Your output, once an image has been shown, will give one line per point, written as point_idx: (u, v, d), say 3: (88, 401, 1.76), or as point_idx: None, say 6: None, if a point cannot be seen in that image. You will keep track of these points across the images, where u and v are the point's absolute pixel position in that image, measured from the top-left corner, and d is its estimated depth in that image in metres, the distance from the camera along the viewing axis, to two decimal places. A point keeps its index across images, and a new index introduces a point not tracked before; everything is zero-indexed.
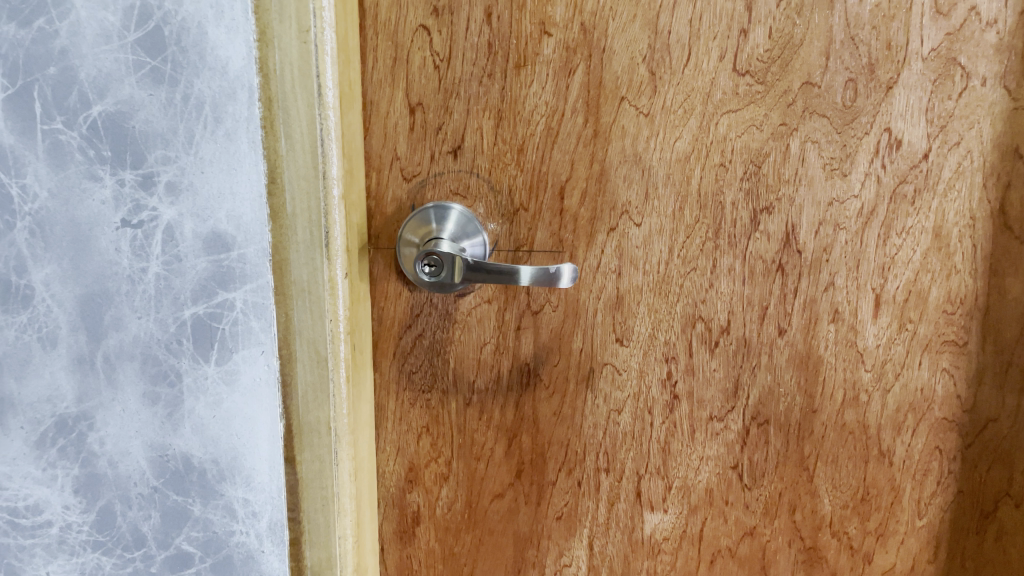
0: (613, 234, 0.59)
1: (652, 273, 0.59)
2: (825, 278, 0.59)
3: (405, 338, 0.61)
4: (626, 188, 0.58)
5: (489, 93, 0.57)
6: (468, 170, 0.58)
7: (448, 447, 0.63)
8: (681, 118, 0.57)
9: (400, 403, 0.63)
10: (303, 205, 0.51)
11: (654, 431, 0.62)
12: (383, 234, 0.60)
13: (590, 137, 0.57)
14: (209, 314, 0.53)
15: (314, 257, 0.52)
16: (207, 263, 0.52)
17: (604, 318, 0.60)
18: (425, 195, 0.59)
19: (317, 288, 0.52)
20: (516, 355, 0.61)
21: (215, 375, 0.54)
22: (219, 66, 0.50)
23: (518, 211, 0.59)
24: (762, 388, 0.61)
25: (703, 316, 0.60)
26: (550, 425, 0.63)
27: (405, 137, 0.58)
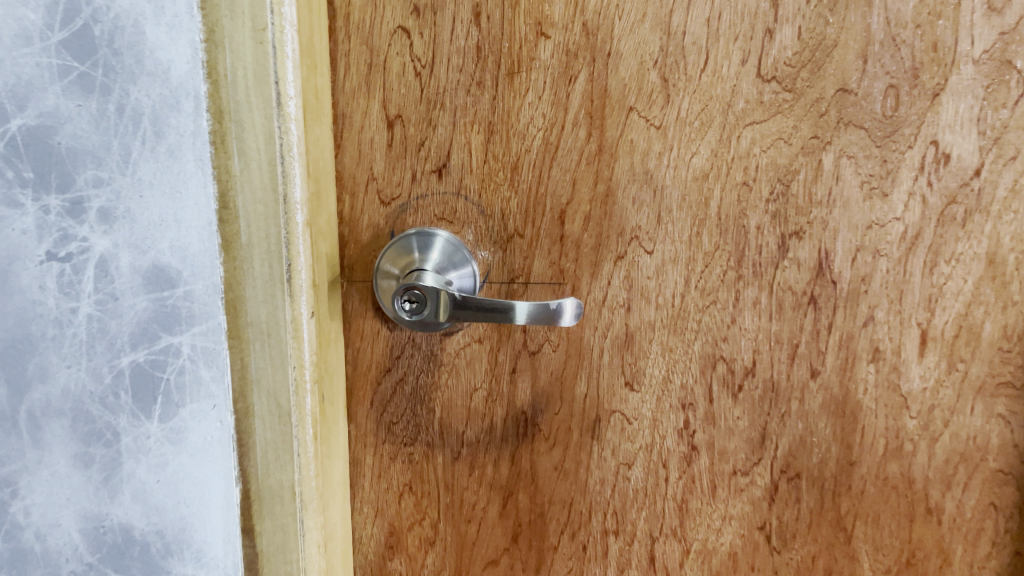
0: (621, 263, 0.51)
1: (665, 307, 0.52)
2: (863, 311, 0.51)
3: (385, 384, 0.54)
4: (635, 211, 0.51)
5: (478, 103, 0.49)
6: (456, 192, 0.51)
7: (434, 507, 0.56)
8: (698, 131, 0.50)
9: (379, 457, 0.55)
10: (260, 234, 0.44)
11: (669, 487, 0.55)
12: (358, 265, 0.52)
13: (594, 153, 0.50)
14: (152, 362, 0.45)
15: (274, 295, 0.44)
16: (147, 302, 0.44)
17: (611, 359, 0.53)
18: (406, 220, 0.52)
19: (278, 331, 0.45)
20: (510, 402, 0.54)
21: (159, 434, 0.46)
22: (159, 72, 0.42)
23: (512, 238, 0.52)
24: (792, 437, 0.54)
25: (724, 356, 0.52)
26: (551, 481, 0.55)
27: (382, 155, 0.51)
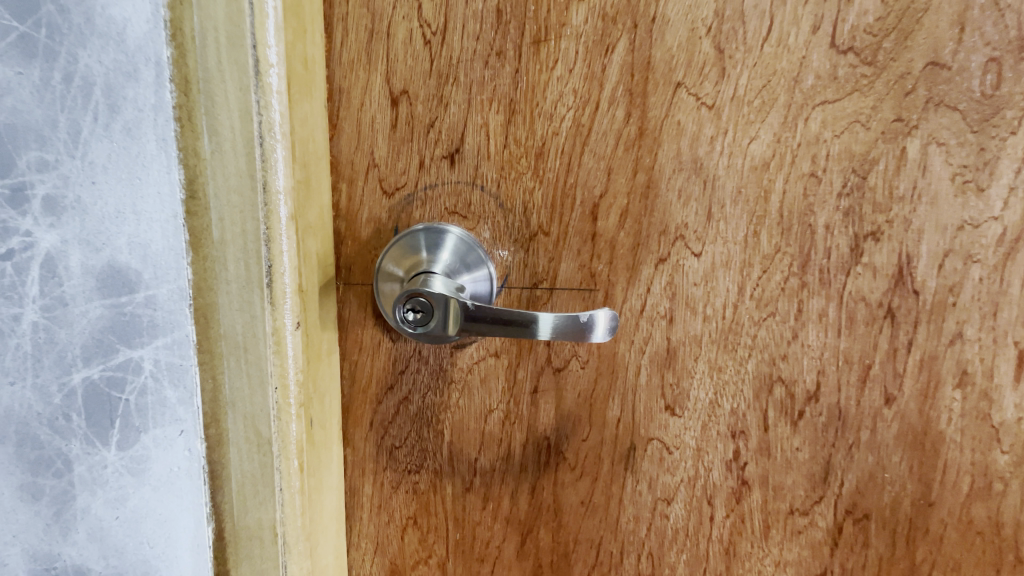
0: (663, 267, 0.44)
1: (714, 320, 0.44)
2: (950, 328, 0.43)
3: (386, 403, 0.47)
4: (681, 207, 0.43)
5: (498, 77, 0.42)
6: (470, 182, 0.44)
7: (442, 544, 0.49)
8: (758, 112, 0.42)
9: (380, 486, 0.48)
10: (235, 229, 0.37)
11: (714, 528, 0.48)
12: (356, 266, 0.45)
13: (634, 137, 0.43)
14: (108, 380, 0.37)
15: (251, 302, 0.37)
16: (102, 309, 0.37)
17: (650, 379, 0.45)
18: (413, 214, 0.44)
19: (256, 344, 0.38)
20: (531, 426, 0.46)
21: (117, 464, 0.38)
22: (114, 32, 0.34)
23: (536, 235, 0.44)
24: (860, 472, 0.46)
25: (783, 377, 0.45)
26: (577, 517, 0.48)
27: (385, 137, 0.43)
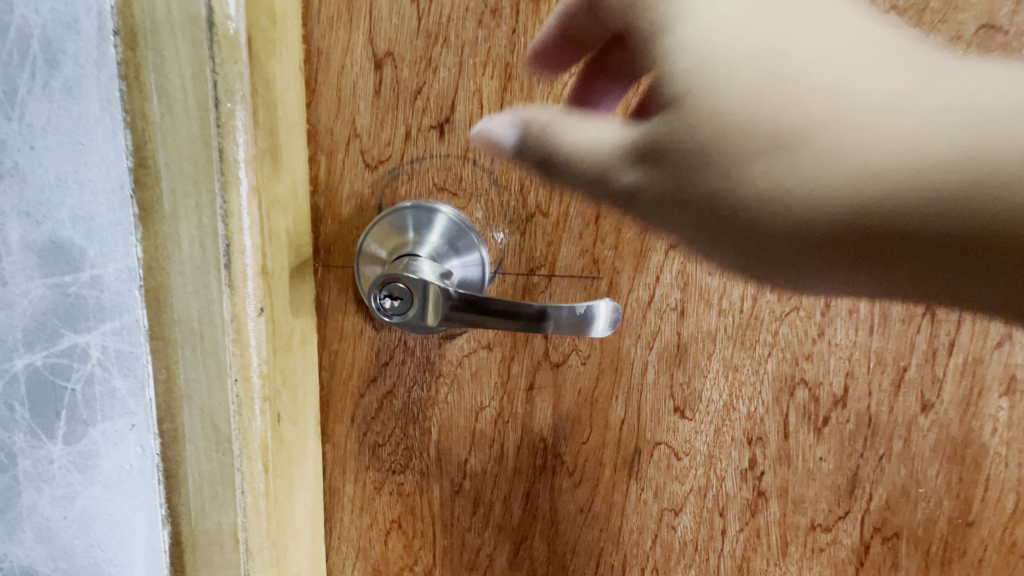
0: (674, 253, 0.39)
1: (731, 314, 0.40)
2: (998, 327, 0.39)
3: (369, 397, 0.43)
4: None
5: (494, 38, 0.37)
6: (461, 155, 0.39)
7: (428, 550, 0.45)
8: None
9: (361, 486, 0.44)
10: (189, 202, 0.32)
11: (726, 542, 0.44)
12: (336, 247, 0.41)
13: None
14: (51, 367, 0.34)
15: (208, 284, 0.33)
16: (44, 289, 0.34)
17: (658, 378, 0.41)
18: (398, 190, 0.40)
19: (214, 331, 0.34)
20: (527, 426, 0.42)
21: (63, 459, 0.35)
22: None
23: (533, 216, 0.40)
24: (892, 487, 0.42)
25: (807, 380, 0.40)
26: (576, 526, 0.44)
27: (368, 105, 0.39)
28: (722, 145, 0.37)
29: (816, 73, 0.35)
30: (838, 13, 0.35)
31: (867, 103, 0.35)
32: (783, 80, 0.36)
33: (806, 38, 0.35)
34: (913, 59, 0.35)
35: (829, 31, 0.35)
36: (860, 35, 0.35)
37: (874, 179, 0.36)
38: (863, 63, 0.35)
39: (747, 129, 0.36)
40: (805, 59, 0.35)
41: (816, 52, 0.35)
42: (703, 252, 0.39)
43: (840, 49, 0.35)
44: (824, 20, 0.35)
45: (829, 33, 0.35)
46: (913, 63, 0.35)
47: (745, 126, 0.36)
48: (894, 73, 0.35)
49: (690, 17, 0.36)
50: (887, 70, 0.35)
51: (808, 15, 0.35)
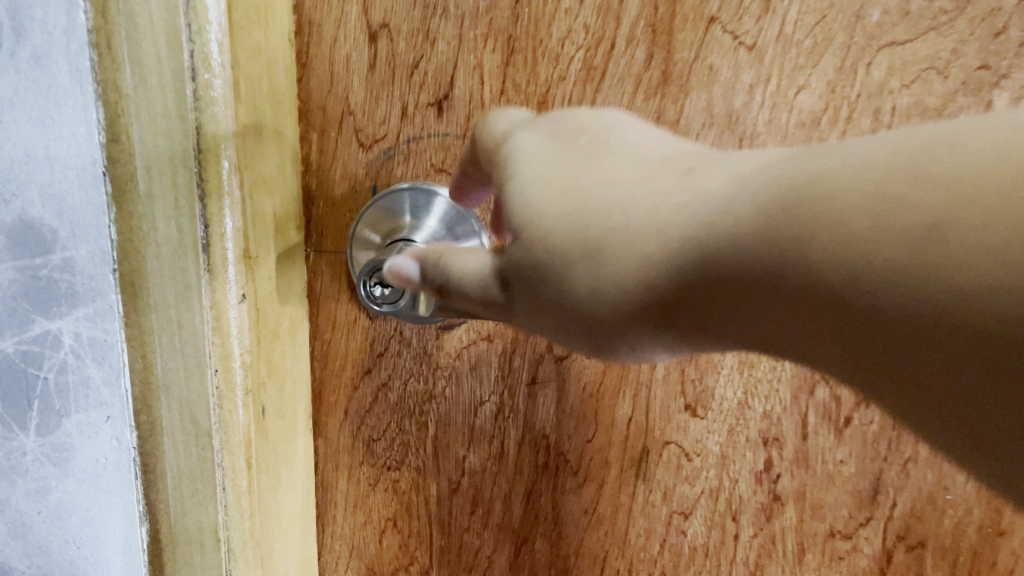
0: None
1: None
2: None
3: (363, 389, 0.41)
4: None
5: (497, 9, 0.35)
6: (460, 134, 0.37)
7: (424, 551, 0.43)
8: (808, 55, 0.34)
9: (355, 483, 0.42)
10: (164, 181, 0.30)
11: (738, 548, 0.41)
12: (329, 231, 0.39)
13: (656, 84, 0.35)
14: (21, 354, 0.32)
15: (184, 268, 0.31)
16: (12, 272, 0.30)
17: (668, 374, 0.39)
18: (394, 171, 0.38)
19: (192, 318, 0.32)
20: (528, 422, 0.40)
21: (36, 451, 0.33)
22: None
23: None
24: (918, 492, 0.39)
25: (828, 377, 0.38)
26: (579, 528, 0.42)
27: (361, 80, 0.37)
28: (592, 276, 0.22)
29: (611, 187, 0.22)
30: (622, 124, 0.25)
31: (650, 208, 0.21)
32: (782, 208, 0.18)
33: (614, 170, 0.22)
34: (771, 168, 0.19)
35: (629, 153, 0.23)
36: (728, 177, 0.20)
37: (717, 330, 0.20)
38: (701, 191, 0.20)
39: (641, 283, 0.21)
40: (616, 195, 0.22)
41: (621, 190, 0.22)
42: (604, 352, 0.23)
43: (633, 161, 0.22)
44: (619, 156, 0.23)
45: (631, 169, 0.22)
46: (721, 170, 0.20)
47: (613, 260, 0.21)
48: (851, 166, 0.17)
49: (530, 154, 0.24)
50: (810, 193, 0.17)
51: (614, 146, 0.23)
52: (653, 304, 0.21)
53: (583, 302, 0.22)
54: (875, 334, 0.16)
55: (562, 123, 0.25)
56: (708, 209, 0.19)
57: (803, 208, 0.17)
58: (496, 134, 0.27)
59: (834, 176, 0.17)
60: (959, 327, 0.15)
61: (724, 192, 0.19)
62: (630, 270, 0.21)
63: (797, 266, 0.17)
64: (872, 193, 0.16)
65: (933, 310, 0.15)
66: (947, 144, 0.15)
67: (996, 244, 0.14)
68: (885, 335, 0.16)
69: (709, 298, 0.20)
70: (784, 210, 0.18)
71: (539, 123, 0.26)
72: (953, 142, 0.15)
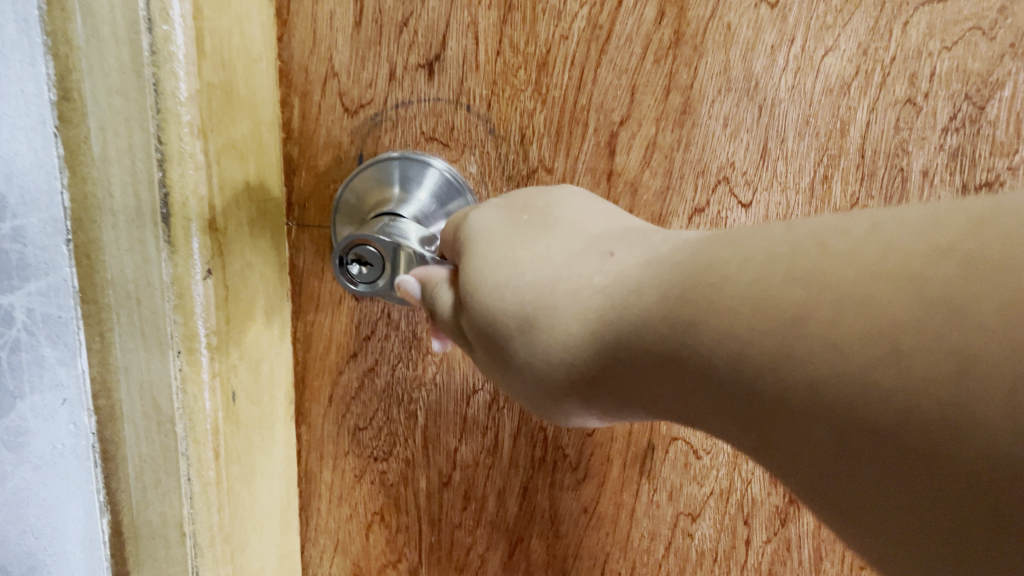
0: (700, 220, 0.34)
1: None
2: None
3: (349, 374, 0.38)
4: (727, 139, 0.33)
5: None
6: (452, 99, 0.34)
7: (413, 547, 0.40)
8: (838, 13, 0.31)
9: (340, 474, 0.39)
10: (119, 142, 0.28)
11: (750, 553, 0.38)
12: (312, 203, 0.36)
13: (668, 45, 0.32)
14: None
15: (143, 239, 0.29)
16: None
17: None
18: (382, 139, 0.35)
19: (152, 294, 0.29)
20: (524, 413, 0.37)
21: None
22: None
23: (535, 172, 0.35)
24: None
25: None
26: (578, 529, 0.39)
27: (346, 38, 0.34)
28: (527, 346, 0.23)
29: (541, 265, 0.23)
30: (569, 203, 0.26)
31: (576, 291, 0.22)
32: (686, 297, 0.19)
33: (549, 248, 0.24)
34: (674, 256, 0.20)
35: (569, 233, 0.25)
36: (640, 262, 0.21)
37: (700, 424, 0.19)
38: (616, 274, 0.22)
39: (565, 356, 0.22)
40: (544, 273, 0.23)
41: (550, 267, 0.23)
42: (548, 414, 0.25)
43: (567, 245, 0.24)
44: (558, 235, 0.25)
45: (559, 249, 0.24)
46: (638, 253, 0.22)
47: (543, 333, 0.22)
48: (742, 261, 0.18)
49: (484, 225, 0.26)
50: (712, 289, 0.18)
51: (557, 225, 0.25)
52: (578, 379, 0.22)
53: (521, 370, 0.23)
54: (768, 422, 0.17)
55: (515, 199, 0.27)
56: (618, 292, 0.21)
57: (702, 297, 0.18)
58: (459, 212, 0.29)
59: (726, 268, 0.18)
60: (831, 421, 0.15)
61: (637, 275, 0.21)
62: (555, 343, 0.22)
63: (692, 351, 0.18)
64: (753, 292, 0.17)
65: (808, 402, 0.16)
66: (820, 252, 0.16)
67: (847, 341, 0.15)
68: (814, 443, 0.16)
69: (621, 373, 0.21)
70: (682, 300, 0.19)
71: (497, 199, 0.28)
72: (825, 246, 0.16)
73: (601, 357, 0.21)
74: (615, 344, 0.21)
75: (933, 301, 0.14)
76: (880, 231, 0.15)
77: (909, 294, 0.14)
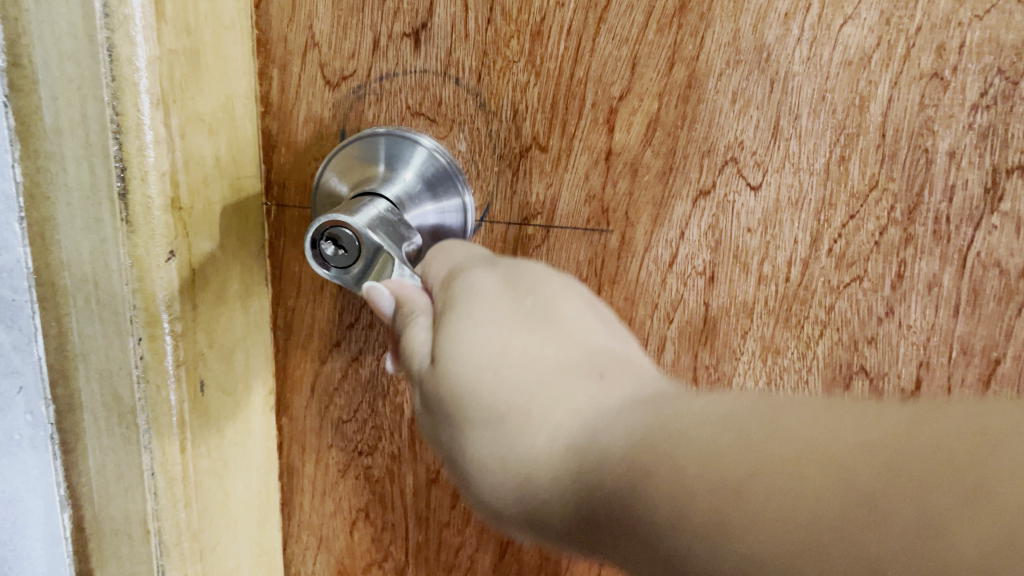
0: (705, 203, 0.32)
1: (774, 282, 0.32)
2: None
3: (331, 363, 0.36)
4: (735, 116, 0.31)
5: None
6: (439, 72, 0.32)
7: (400, 546, 0.38)
8: None
9: (323, 468, 0.38)
10: (73, 112, 0.26)
11: None
12: (292, 182, 0.34)
13: (671, 13, 0.30)
14: None
15: (99, 218, 0.27)
16: None
17: (678, 360, 0.34)
18: (365, 113, 0.33)
19: (110, 276, 0.27)
20: None
21: None
22: None
23: (529, 150, 0.32)
24: None
25: (867, 368, 0.32)
26: None
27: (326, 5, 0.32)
28: (491, 451, 0.20)
29: (527, 364, 0.20)
30: (574, 304, 0.24)
31: (554, 406, 0.19)
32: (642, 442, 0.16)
33: (540, 348, 0.21)
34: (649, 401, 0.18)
35: (567, 337, 0.22)
36: (627, 397, 0.19)
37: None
38: (601, 402, 0.19)
39: (525, 477, 0.19)
40: (525, 376, 0.20)
41: (538, 370, 0.20)
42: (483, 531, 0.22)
43: (561, 350, 0.21)
44: (553, 335, 0.22)
45: (552, 351, 0.21)
46: (628, 386, 0.19)
47: (509, 441, 0.19)
48: (695, 420, 0.16)
49: (477, 298, 0.23)
50: (657, 434, 0.16)
51: (556, 322, 0.22)
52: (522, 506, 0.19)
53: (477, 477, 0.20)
54: None
55: (519, 277, 0.24)
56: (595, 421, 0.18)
57: (655, 443, 0.16)
58: (450, 267, 0.26)
59: (680, 422, 0.16)
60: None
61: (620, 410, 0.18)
62: (519, 460, 0.19)
63: (639, 508, 0.16)
64: (701, 450, 0.15)
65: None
66: (768, 425, 0.15)
67: (768, 520, 0.14)
68: None
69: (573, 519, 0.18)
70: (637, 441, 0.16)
71: (496, 274, 0.24)
72: (773, 424, 0.15)
73: (570, 497, 0.18)
74: (575, 485, 0.18)
75: (866, 497, 0.13)
76: (825, 422, 0.14)
77: (846, 478, 0.13)
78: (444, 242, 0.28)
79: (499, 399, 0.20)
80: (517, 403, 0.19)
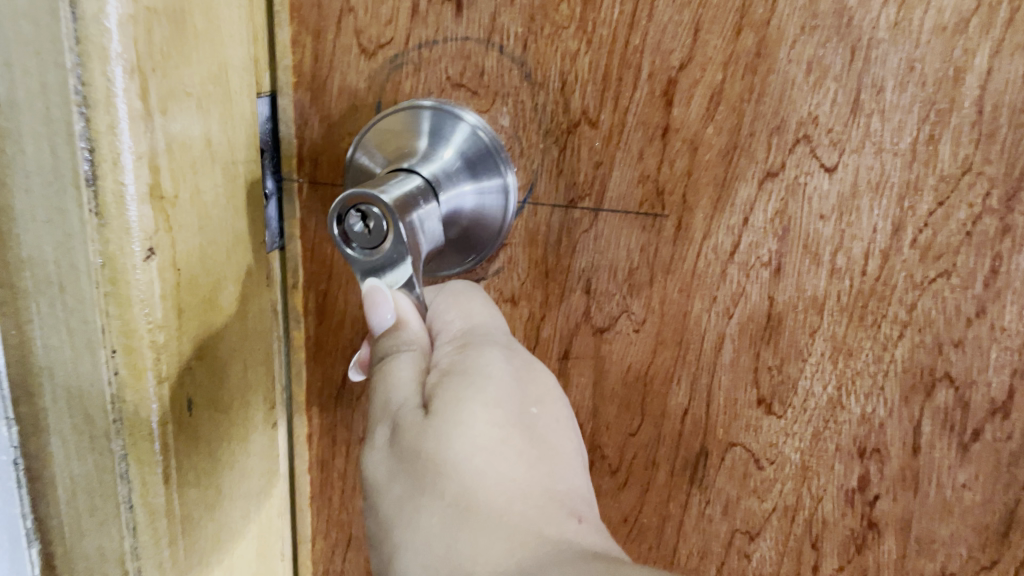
0: (772, 185, 0.27)
1: (849, 275, 0.27)
2: None
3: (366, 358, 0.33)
4: (808, 90, 0.26)
5: None
6: (483, 38, 0.28)
7: None
8: None
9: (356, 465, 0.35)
10: (30, 82, 0.22)
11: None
12: (324, 161, 0.31)
13: None
14: None
15: (65, 210, 0.23)
16: None
17: (737, 356, 0.29)
18: (402, 85, 0.29)
19: (79, 279, 0.23)
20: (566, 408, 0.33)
21: None
22: None
23: (577, 125, 0.28)
24: None
25: (952, 376, 0.27)
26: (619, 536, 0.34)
27: None
28: (440, 535, 0.21)
29: (512, 474, 0.22)
30: (561, 425, 0.25)
31: (523, 533, 0.21)
32: None
33: (528, 466, 0.23)
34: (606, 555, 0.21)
35: (553, 466, 0.23)
36: (583, 550, 0.21)
37: None
38: (570, 540, 0.21)
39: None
40: (506, 490, 0.22)
41: (522, 486, 0.22)
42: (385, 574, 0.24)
43: (545, 475, 0.23)
44: (541, 460, 0.23)
45: (537, 472, 0.23)
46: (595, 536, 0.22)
47: (464, 543, 0.21)
48: None
49: (485, 377, 0.24)
50: None
51: (546, 446, 0.24)
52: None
53: (408, 546, 0.22)
54: None
55: (529, 376, 0.25)
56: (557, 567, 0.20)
57: None
58: (463, 326, 0.26)
59: None
60: None
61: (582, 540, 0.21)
62: (462, 561, 0.21)
63: None
64: None
65: None
66: None
67: None
68: None
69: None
70: None
71: (506, 351, 0.25)
72: None
73: None
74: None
75: None
76: None
77: None
78: (455, 282, 0.28)
79: (477, 495, 0.21)
80: (489, 517, 0.21)
